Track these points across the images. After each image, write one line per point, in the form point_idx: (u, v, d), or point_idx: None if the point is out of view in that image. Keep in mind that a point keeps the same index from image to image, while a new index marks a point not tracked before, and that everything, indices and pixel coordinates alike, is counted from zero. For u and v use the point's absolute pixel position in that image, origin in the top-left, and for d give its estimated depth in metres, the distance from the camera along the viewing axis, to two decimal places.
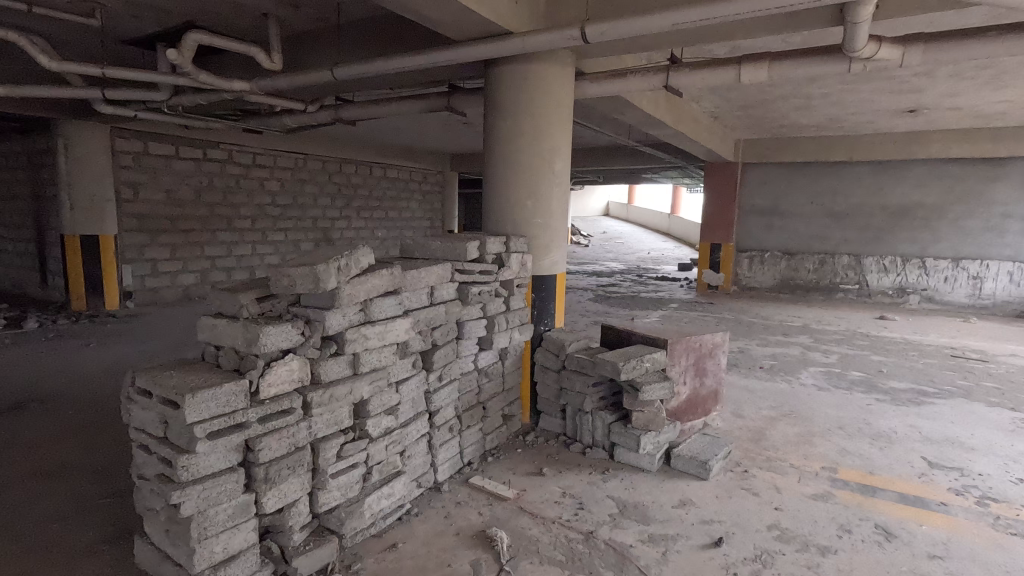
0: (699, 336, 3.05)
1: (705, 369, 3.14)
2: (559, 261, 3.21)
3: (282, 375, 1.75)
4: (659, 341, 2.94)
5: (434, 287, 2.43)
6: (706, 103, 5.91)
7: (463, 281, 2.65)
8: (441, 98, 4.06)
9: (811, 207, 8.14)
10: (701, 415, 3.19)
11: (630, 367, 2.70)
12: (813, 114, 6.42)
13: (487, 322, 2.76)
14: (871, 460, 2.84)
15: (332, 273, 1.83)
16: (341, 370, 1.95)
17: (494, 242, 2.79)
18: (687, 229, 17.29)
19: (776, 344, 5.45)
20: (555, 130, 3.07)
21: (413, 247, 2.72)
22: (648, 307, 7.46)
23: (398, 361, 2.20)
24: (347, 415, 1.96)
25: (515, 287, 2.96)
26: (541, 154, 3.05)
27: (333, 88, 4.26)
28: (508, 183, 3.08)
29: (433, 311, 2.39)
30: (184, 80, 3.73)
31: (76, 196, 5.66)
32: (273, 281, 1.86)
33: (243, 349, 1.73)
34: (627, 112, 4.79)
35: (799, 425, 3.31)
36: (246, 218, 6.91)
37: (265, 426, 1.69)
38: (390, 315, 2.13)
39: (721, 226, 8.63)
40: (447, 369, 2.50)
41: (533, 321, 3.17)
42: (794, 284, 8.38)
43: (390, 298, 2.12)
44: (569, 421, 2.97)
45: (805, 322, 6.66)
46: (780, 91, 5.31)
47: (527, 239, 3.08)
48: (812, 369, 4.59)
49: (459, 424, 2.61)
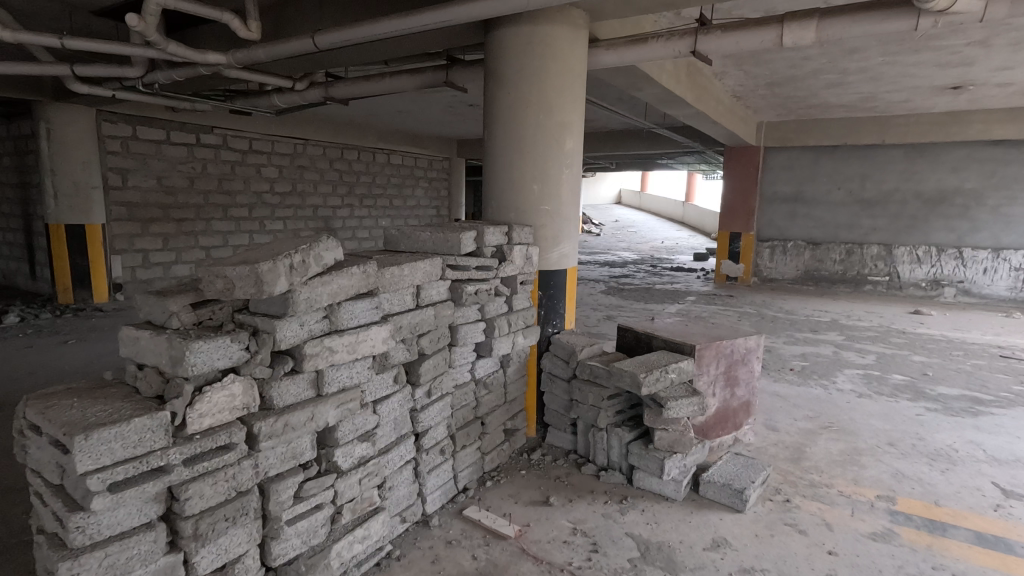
0: (730, 341, 2.65)
1: (736, 377, 2.74)
2: (570, 254, 2.80)
3: (219, 403, 1.39)
4: (685, 347, 2.55)
5: (422, 286, 2.05)
6: (730, 80, 5.45)
7: (456, 278, 2.27)
8: (439, 72, 3.68)
9: (839, 194, 7.63)
10: (732, 430, 2.79)
11: (653, 379, 2.31)
12: (845, 93, 5.94)
13: (485, 325, 2.38)
14: (933, 487, 2.43)
15: (282, 273, 1.45)
16: (301, 392, 1.58)
17: (494, 233, 2.39)
18: (703, 217, 16.74)
19: (805, 342, 5.03)
20: (565, 104, 2.66)
21: (398, 238, 2.34)
22: (664, 300, 7.04)
23: (375, 377, 1.83)
24: (309, 446, 1.60)
25: (518, 284, 2.57)
26: (549, 129, 2.64)
27: (320, 63, 3.87)
28: (510, 163, 2.68)
29: (419, 315, 2.01)
30: (153, 51, 3.35)
31: (59, 183, 5.34)
32: (208, 282, 1.47)
33: (167, 370, 1.36)
34: (646, 88, 4.35)
35: (843, 441, 2.90)
36: (242, 207, 6.53)
37: (194, 469, 1.32)
38: (364, 323, 1.75)
39: (741, 215, 8.16)
40: (436, 382, 2.13)
41: (539, 323, 2.78)
42: (819, 275, 7.90)
43: (364, 303, 1.74)
44: (580, 438, 2.59)
45: (834, 317, 6.21)
46: (813, 65, 4.86)
47: (532, 229, 2.69)
48: (849, 372, 4.16)
49: (452, 446, 2.24)
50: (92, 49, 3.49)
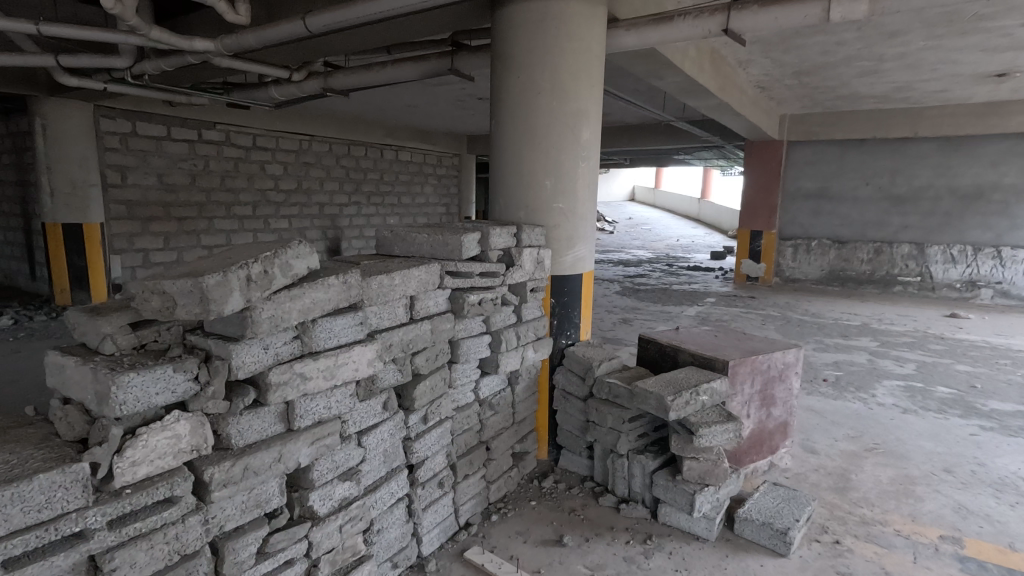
0: (767, 356, 2.35)
1: (773, 396, 2.44)
2: (586, 257, 2.52)
3: (158, 448, 1.13)
4: (716, 363, 2.26)
5: (416, 296, 1.77)
6: (756, 68, 5.12)
7: (457, 286, 1.97)
8: (443, 59, 3.42)
9: (867, 189, 7.24)
10: (767, 455, 2.49)
11: (682, 403, 2.02)
12: (878, 82, 5.57)
13: (491, 339, 2.11)
14: (1004, 526, 2.11)
15: (236, 287, 1.18)
16: (265, 427, 1.33)
17: (501, 234, 2.11)
18: (719, 214, 16.32)
19: (836, 349, 4.69)
20: (581, 90, 2.37)
21: (391, 240, 2.06)
22: (682, 302, 6.72)
23: (359, 405, 1.56)
24: (278, 491, 1.35)
25: (529, 291, 2.29)
26: (563, 117, 2.36)
27: (318, 51, 3.62)
28: (519, 156, 2.40)
29: (412, 331, 1.74)
30: (137, 37, 3.12)
31: (56, 181, 5.04)
32: (144, 299, 1.21)
33: (93, 408, 1.10)
34: (667, 75, 4.04)
35: (892, 466, 2.58)
36: (246, 205, 6.28)
37: (122, 532, 1.07)
38: (345, 342, 1.49)
39: (762, 212, 7.80)
40: (434, 406, 1.86)
41: (551, 334, 2.49)
42: (844, 276, 7.52)
43: (345, 319, 1.48)
44: (597, 464, 2.32)
45: (865, 320, 5.85)
46: (847, 51, 4.52)
47: (544, 229, 2.41)
48: (889, 383, 3.82)
49: (453, 477, 1.97)
50: (74, 37, 3.26)
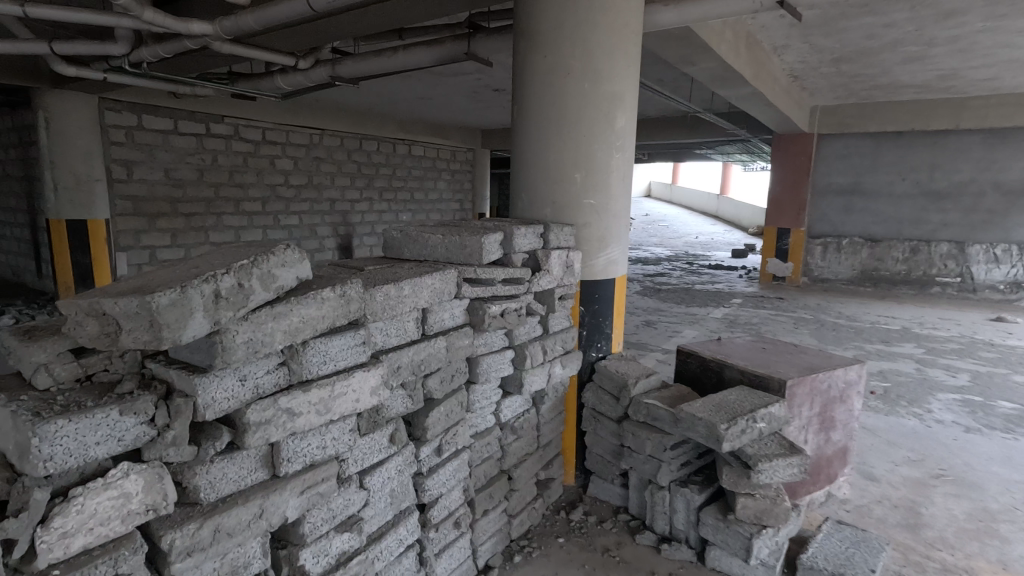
0: (827, 374, 2.06)
1: (833, 420, 2.14)
2: (619, 259, 2.24)
3: (99, 513, 0.88)
4: (771, 384, 1.98)
5: (428, 309, 1.51)
6: (791, 53, 4.78)
7: (477, 295, 1.70)
8: (459, 43, 3.16)
9: (904, 185, 6.84)
10: (825, 484, 2.19)
11: (737, 432, 1.73)
12: (922, 69, 5.20)
13: (513, 354, 1.84)
14: None
15: (198, 307, 0.93)
16: (243, 476, 1.08)
17: (526, 235, 1.85)
18: (739, 210, 15.88)
19: (879, 356, 4.36)
20: (617, 70, 2.09)
21: (400, 242, 1.80)
22: (707, 303, 6.39)
23: (360, 441, 1.30)
24: (261, 553, 1.10)
25: (558, 300, 2.02)
26: (596, 102, 2.08)
27: (325, 36, 3.37)
28: (545, 147, 2.12)
29: (425, 350, 1.47)
30: (131, 19, 2.88)
31: (58, 175, 4.66)
32: (77, 324, 0.94)
33: (14, 464, 0.86)
34: (699, 61, 3.74)
35: (966, 498, 2.27)
36: (256, 201, 5.99)
37: None
38: (344, 367, 1.23)
39: (790, 209, 7.45)
40: (450, 436, 1.60)
41: (580, 346, 2.22)
42: (878, 276, 7.14)
43: (344, 339, 1.22)
44: (633, 495, 2.05)
45: (905, 324, 5.48)
46: (894, 34, 4.17)
47: (573, 229, 2.13)
48: (944, 396, 3.49)
49: (471, 514, 1.72)
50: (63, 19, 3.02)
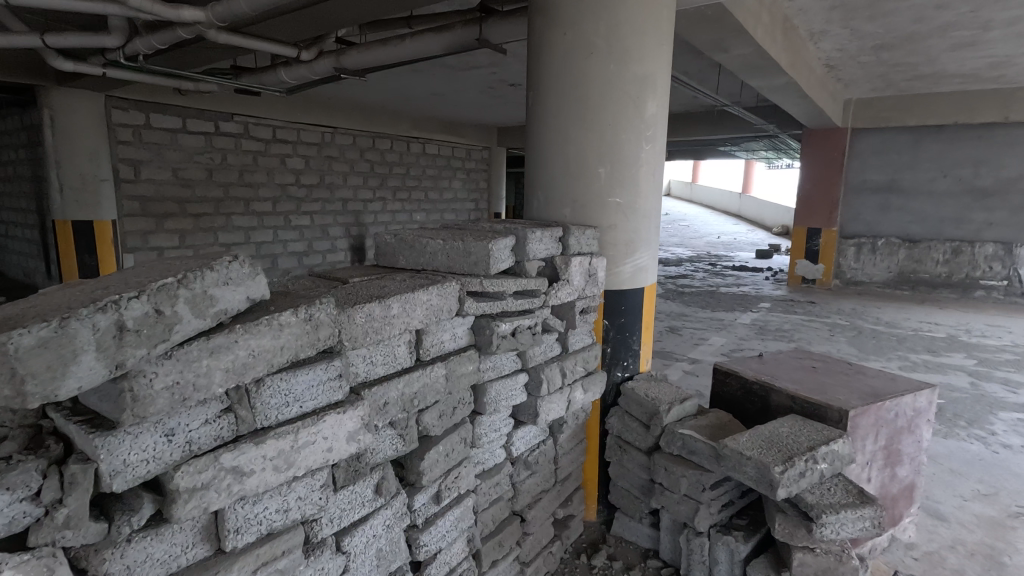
0: (894, 401, 1.76)
1: (900, 453, 1.84)
2: (648, 266, 1.97)
3: None
4: (829, 414, 1.68)
5: (423, 331, 1.26)
6: (830, 40, 4.44)
7: (484, 310, 1.43)
8: (470, 27, 2.90)
9: (945, 182, 6.42)
10: (889, 528, 1.90)
11: (795, 476, 1.44)
12: (973, 57, 4.80)
13: (527, 378, 1.58)
14: None
15: (89, 348, 0.70)
16: (174, 554, 0.83)
17: (543, 239, 1.59)
18: (762, 208, 15.40)
19: (927, 368, 4.00)
20: (647, 51, 1.82)
21: (395, 247, 1.55)
22: (734, 307, 6.06)
23: (335, 497, 1.05)
24: None
25: (579, 314, 1.74)
26: (624, 86, 1.81)
27: (326, 24, 3.13)
28: (566, 139, 1.85)
29: (418, 381, 1.22)
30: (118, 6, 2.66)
31: (64, 175, 4.40)
32: None
33: None
34: (733, 47, 3.42)
35: None
36: (267, 201, 5.74)
37: None
38: (314, 409, 0.98)
39: (821, 207, 7.06)
40: (451, 479, 1.35)
41: (603, 366, 1.95)
42: (916, 278, 6.72)
43: (313, 374, 0.97)
44: (666, 538, 1.78)
45: (951, 332, 5.09)
46: (947, 17, 3.81)
47: (597, 232, 1.86)
48: (1007, 416, 3.14)
49: (476, 567, 1.46)
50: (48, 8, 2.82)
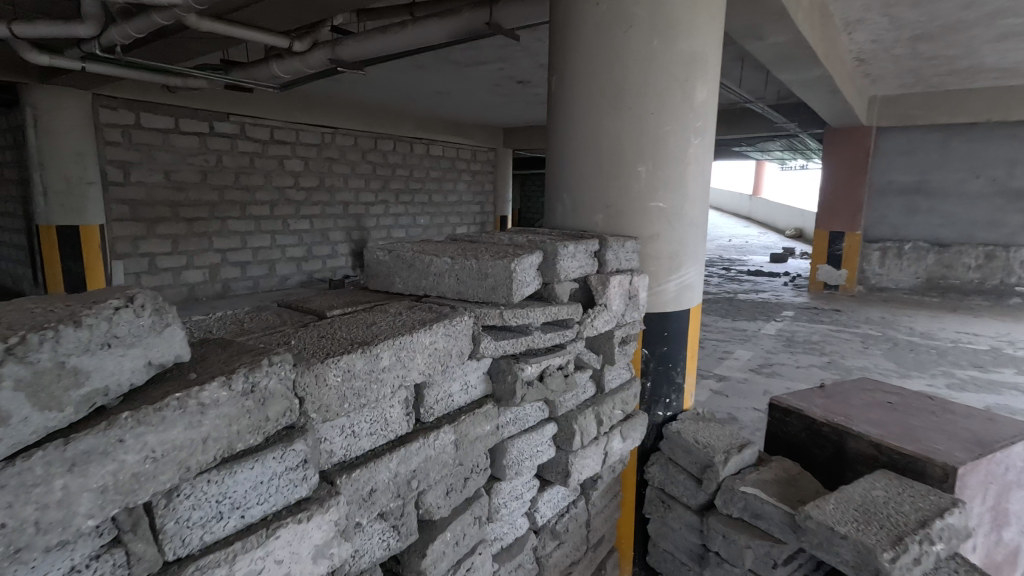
0: (1005, 452, 1.42)
1: (1007, 512, 1.50)
2: (695, 283, 1.64)
3: None
4: (930, 470, 1.35)
5: (425, 384, 0.95)
6: (865, 30, 4.10)
7: (505, 350, 1.12)
8: (478, 10, 2.59)
9: (978, 183, 6.06)
10: None
11: (907, 563, 1.10)
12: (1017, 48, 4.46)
13: (555, 429, 1.26)
14: None
15: None
16: None
17: (576, 253, 1.27)
18: (773, 211, 15.02)
19: (977, 387, 3.64)
20: (697, 25, 1.50)
21: (391, 267, 1.23)
22: (756, 316, 5.70)
23: None
24: None
25: (618, 343, 1.42)
26: (670, 65, 1.48)
27: (321, 10, 2.82)
28: (601, 132, 1.53)
29: (421, 452, 0.91)
30: None
31: (48, 178, 4.07)
32: None
33: None
34: (768, 35, 3.11)
35: None
36: (264, 205, 5.43)
37: None
38: (263, 516, 0.71)
39: (844, 210, 6.70)
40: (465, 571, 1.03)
41: (642, 404, 1.63)
42: (946, 285, 6.35)
43: (260, 469, 0.70)
44: None
45: (994, 344, 4.72)
46: (999, 2, 3.47)
47: (637, 244, 1.53)
48: None
49: None
50: None
